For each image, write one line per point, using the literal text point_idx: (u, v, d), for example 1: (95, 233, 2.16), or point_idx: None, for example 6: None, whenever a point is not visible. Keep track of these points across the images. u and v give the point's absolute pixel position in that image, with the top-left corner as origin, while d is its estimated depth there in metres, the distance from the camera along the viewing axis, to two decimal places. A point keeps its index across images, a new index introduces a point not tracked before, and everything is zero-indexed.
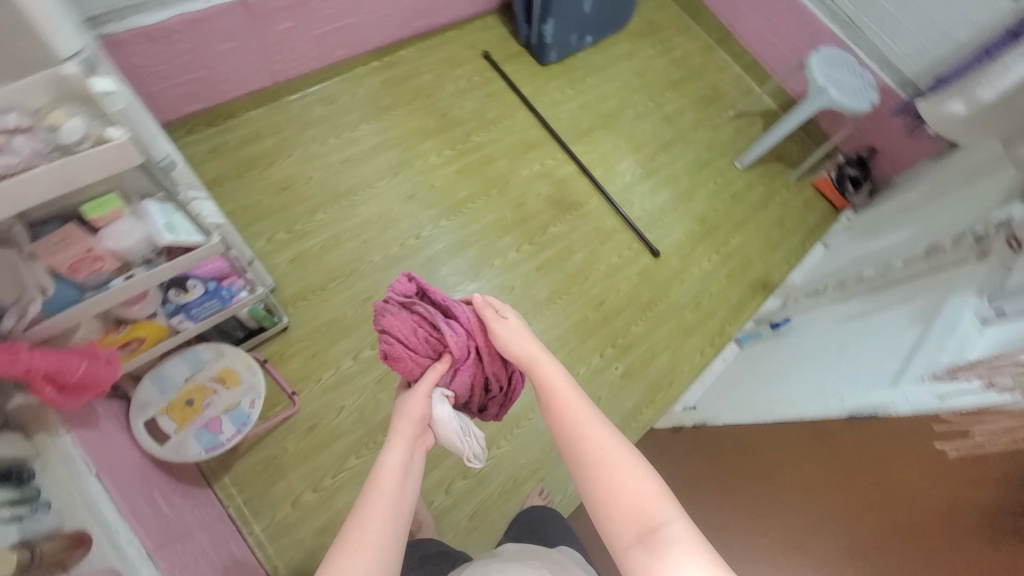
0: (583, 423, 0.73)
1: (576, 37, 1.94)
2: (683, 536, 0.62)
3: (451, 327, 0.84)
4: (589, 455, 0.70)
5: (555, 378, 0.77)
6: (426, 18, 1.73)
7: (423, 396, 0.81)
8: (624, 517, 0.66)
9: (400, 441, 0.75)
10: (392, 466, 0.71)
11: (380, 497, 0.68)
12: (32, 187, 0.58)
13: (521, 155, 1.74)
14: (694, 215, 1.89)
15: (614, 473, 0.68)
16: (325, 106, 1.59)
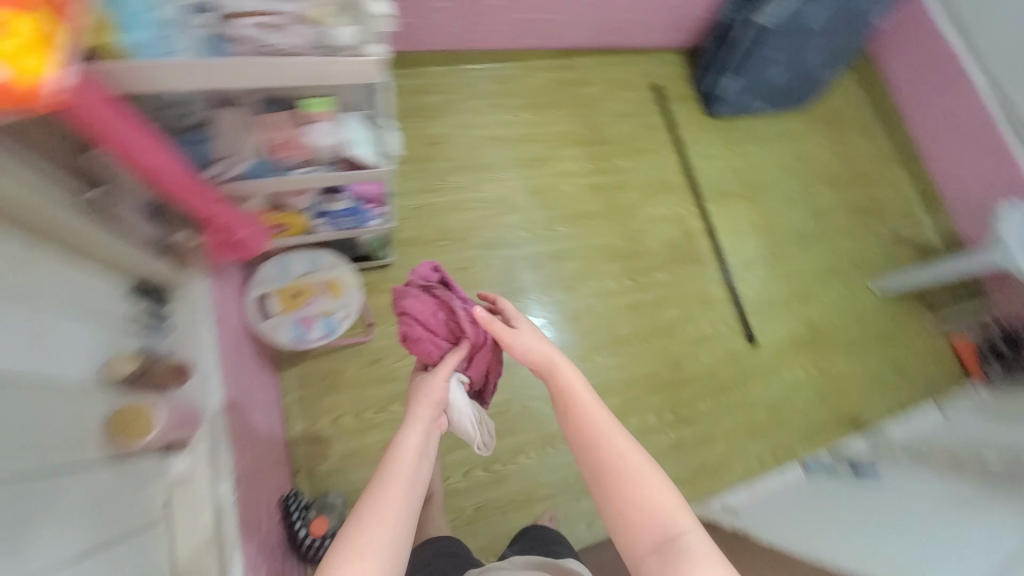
0: (603, 429, 0.70)
1: (754, 102, 1.87)
2: (699, 553, 0.61)
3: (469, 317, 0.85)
4: (608, 459, 0.68)
5: (573, 384, 0.74)
6: (618, 36, 1.74)
7: (440, 380, 0.79)
8: (642, 525, 0.64)
9: (418, 424, 0.73)
10: (408, 450, 0.68)
11: (396, 481, 0.65)
12: (283, 71, 0.54)
13: (655, 193, 1.71)
14: (806, 319, 1.76)
15: (635, 478, 0.66)
16: (494, 83, 1.65)
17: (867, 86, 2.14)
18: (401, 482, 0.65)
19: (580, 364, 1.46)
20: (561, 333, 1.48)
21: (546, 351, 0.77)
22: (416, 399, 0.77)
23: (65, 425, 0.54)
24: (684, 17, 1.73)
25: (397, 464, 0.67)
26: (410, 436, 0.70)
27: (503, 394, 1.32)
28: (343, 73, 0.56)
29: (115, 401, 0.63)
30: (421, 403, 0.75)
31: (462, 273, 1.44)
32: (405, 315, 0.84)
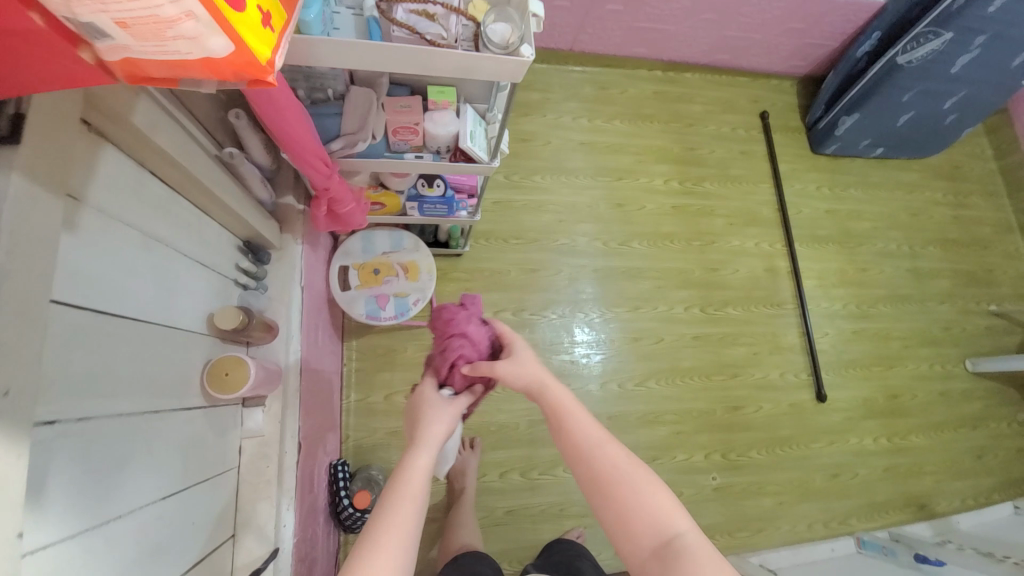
0: (594, 440, 0.64)
1: (868, 144, 1.73)
2: (699, 555, 0.56)
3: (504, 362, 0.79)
4: (600, 468, 0.62)
5: (560, 397, 0.69)
6: (732, 55, 1.65)
7: (452, 410, 0.70)
8: (641, 533, 0.59)
9: (431, 445, 0.64)
10: (420, 476, 0.60)
11: (408, 504, 0.58)
12: (432, 57, 0.51)
13: (741, 225, 1.62)
14: (886, 386, 1.61)
15: (629, 484, 0.61)
16: (594, 87, 1.62)
17: (999, 145, 1.93)
18: (413, 509, 0.58)
19: (633, 388, 1.41)
20: (620, 352, 1.43)
21: (538, 368, 0.72)
22: (424, 420, 0.68)
23: (178, 370, 0.56)
24: (809, 43, 1.61)
25: (407, 489, 0.59)
26: (420, 460, 0.62)
27: None
28: (488, 69, 0.53)
29: (215, 348, 0.66)
30: (435, 425, 0.66)
31: (531, 275, 1.42)
32: (461, 339, 0.75)
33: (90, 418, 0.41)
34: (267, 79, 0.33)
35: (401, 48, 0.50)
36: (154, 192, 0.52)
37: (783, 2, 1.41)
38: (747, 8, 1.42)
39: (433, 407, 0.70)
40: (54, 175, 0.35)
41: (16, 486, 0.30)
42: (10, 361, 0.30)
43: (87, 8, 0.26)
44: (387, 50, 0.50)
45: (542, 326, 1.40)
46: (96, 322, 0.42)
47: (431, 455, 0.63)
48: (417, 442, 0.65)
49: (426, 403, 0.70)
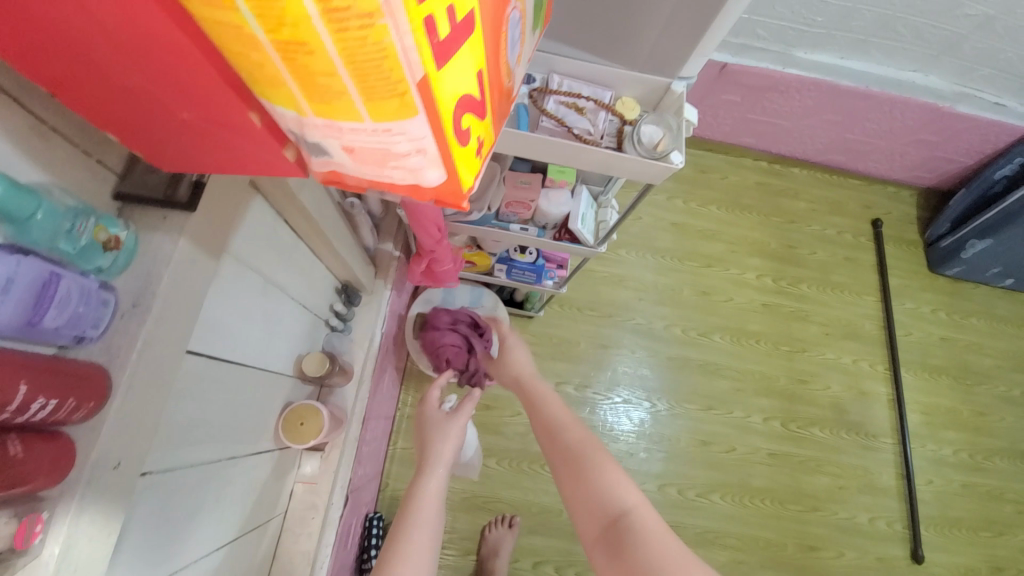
0: (560, 425, 0.64)
1: (997, 272, 1.55)
2: (648, 531, 0.50)
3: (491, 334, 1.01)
4: (560, 444, 0.61)
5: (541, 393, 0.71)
6: (849, 157, 1.56)
7: (458, 423, 0.69)
8: (594, 509, 0.54)
9: (441, 469, 0.62)
10: (434, 497, 0.58)
11: (423, 531, 0.54)
12: (577, 153, 0.50)
13: (838, 337, 1.48)
14: (1002, 561, 1.34)
15: (586, 461, 0.58)
16: (694, 170, 1.59)
17: None
18: (430, 544, 0.54)
19: (692, 498, 1.27)
20: (683, 453, 1.30)
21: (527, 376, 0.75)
22: (433, 440, 0.67)
23: (261, 412, 0.56)
24: (939, 158, 1.50)
25: (420, 510, 0.56)
26: (432, 483, 0.59)
27: None
28: (632, 169, 0.51)
29: (296, 389, 0.66)
30: (442, 444, 0.65)
31: (600, 350, 1.36)
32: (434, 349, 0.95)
33: (177, 468, 0.41)
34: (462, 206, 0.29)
35: (550, 142, 0.49)
36: (281, 240, 0.53)
37: (918, 114, 1.33)
38: (876, 114, 1.35)
39: (439, 426, 0.70)
40: (211, 237, 0.37)
41: (97, 570, 0.31)
42: (131, 434, 0.32)
43: (318, 130, 0.23)
44: (537, 142, 0.50)
45: (603, 406, 1.32)
46: (206, 370, 0.42)
47: (441, 477, 0.61)
48: (426, 464, 0.63)
49: (431, 422, 0.71)
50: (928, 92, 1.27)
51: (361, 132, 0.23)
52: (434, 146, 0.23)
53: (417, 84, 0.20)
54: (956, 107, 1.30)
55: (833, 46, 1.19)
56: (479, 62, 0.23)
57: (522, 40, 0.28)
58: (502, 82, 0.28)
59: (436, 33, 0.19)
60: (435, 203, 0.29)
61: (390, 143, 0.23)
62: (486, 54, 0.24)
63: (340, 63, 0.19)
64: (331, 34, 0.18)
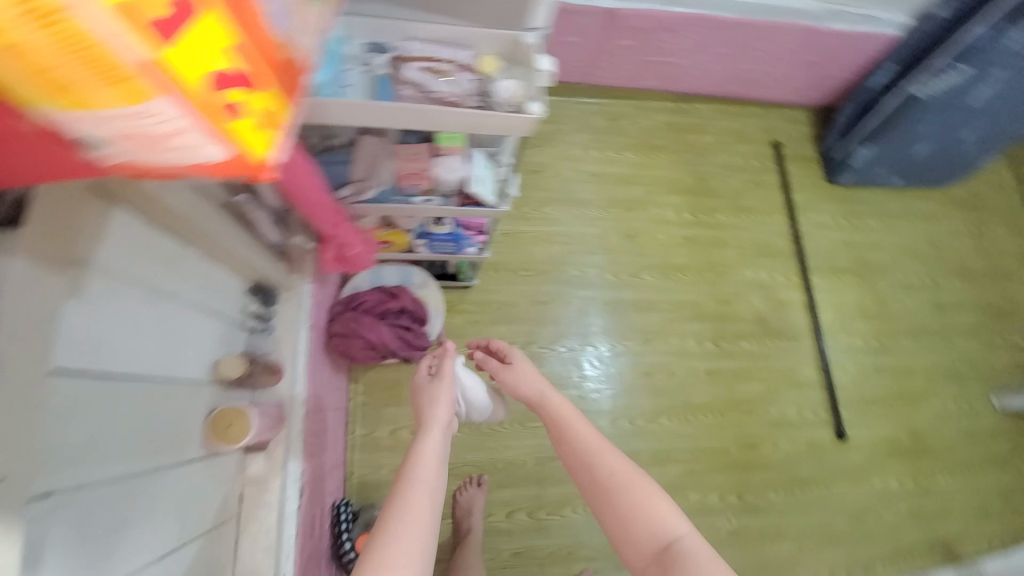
0: (592, 450, 0.70)
1: (885, 174, 1.71)
2: (697, 556, 0.59)
3: (417, 303, 1.05)
4: (599, 475, 0.68)
5: (564, 410, 0.76)
6: (744, 87, 1.65)
7: (447, 385, 0.77)
8: (641, 537, 0.63)
9: (436, 429, 0.70)
10: (433, 459, 0.65)
11: (421, 492, 0.60)
12: (443, 117, 0.52)
13: (755, 256, 1.60)
14: (910, 423, 1.55)
15: (627, 489, 0.66)
16: (604, 120, 1.64)
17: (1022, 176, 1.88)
18: (427, 499, 0.60)
19: (645, 424, 1.37)
20: (629, 387, 1.40)
21: (538, 388, 0.81)
22: (426, 404, 0.75)
23: (179, 419, 0.57)
24: (823, 76, 1.61)
25: (421, 473, 0.62)
26: (431, 444, 0.67)
27: None
28: (499, 126, 0.54)
29: (219, 395, 0.67)
30: (436, 407, 0.73)
31: (539, 307, 1.42)
32: (337, 340, 0.99)
33: (87, 483, 0.42)
34: (263, 176, 0.33)
35: (417, 113, 0.51)
36: (165, 247, 0.53)
37: (796, 38, 1.42)
38: (760, 41, 1.42)
39: (429, 390, 0.77)
40: (53, 250, 0.37)
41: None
42: (9, 450, 0.33)
43: (82, 124, 0.26)
44: (400, 110, 0.51)
45: (552, 359, 1.38)
46: (83, 385, 0.42)
47: (436, 441, 0.67)
48: (424, 428, 0.70)
49: (425, 391, 0.77)
50: (802, 14, 1.36)
51: (121, 116, 0.26)
52: (196, 120, 0.27)
53: (153, 68, 0.24)
54: (828, 27, 1.40)
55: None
56: (229, 41, 0.27)
57: (289, 12, 0.32)
58: (276, 54, 0.32)
59: (155, 16, 0.23)
60: (245, 176, 0.33)
61: (150, 123, 0.27)
62: (237, 33, 0.27)
63: (61, 52, 0.22)
64: (50, 38, 0.22)
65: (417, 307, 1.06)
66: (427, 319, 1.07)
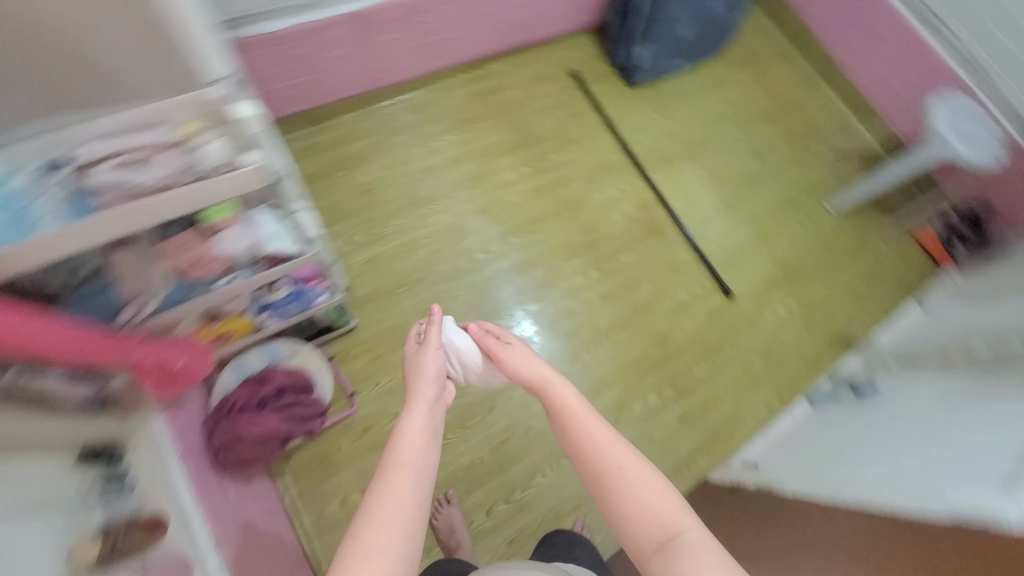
0: (597, 442, 0.73)
1: (672, 61, 1.88)
2: (701, 549, 0.63)
3: (292, 374, 1.02)
4: (600, 468, 0.71)
5: (567, 400, 0.79)
6: (522, 34, 1.73)
7: (432, 360, 0.87)
8: (642, 528, 0.67)
9: (421, 407, 0.80)
10: (415, 433, 0.75)
11: (403, 464, 0.70)
12: (175, 202, 0.68)
13: (598, 178, 1.73)
14: (775, 256, 1.77)
15: (630, 483, 0.69)
16: (413, 114, 1.64)
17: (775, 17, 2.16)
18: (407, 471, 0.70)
19: (571, 367, 1.46)
20: (542, 343, 1.48)
21: (540, 371, 0.85)
22: (414, 384, 0.84)
23: None
24: None
25: (407, 451, 0.72)
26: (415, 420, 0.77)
27: (501, 423, 1.33)
28: (228, 186, 0.70)
29: None
30: (423, 388, 0.83)
31: (430, 313, 1.42)
32: (224, 452, 0.95)
33: None
34: None
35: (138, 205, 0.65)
36: None
37: None
38: None
39: (418, 370, 0.86)
40: None
41: None
42: None
43: None
44: (131, 214, 0.65)
45: None
46: None
47: (419, 419, 0.77)
48: (411, 406, 0.80)
49: (415, 371, 0.86)
50: None
51: None
52: None
53: None
54: None
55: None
56: None
57: None
58: None
59: None
60: None
61: None
62: None
63: None
64: None
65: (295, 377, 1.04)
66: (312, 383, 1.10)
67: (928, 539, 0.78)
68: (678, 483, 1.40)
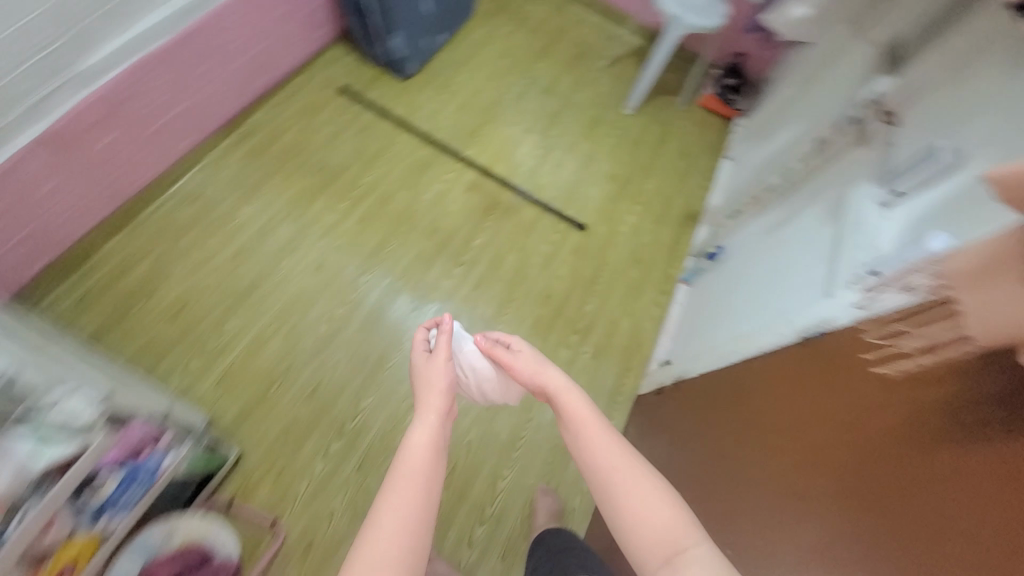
0: (608, 459, 0.71)
1: (431, 38, 1.85)
2: (710, 557, 0.60)
3: (176, 560, 0.99)
4: (609, 482, 0.70)
5: (581, 412, 0.77)
6: (267, 73, 1.59)
7: (445, 371, 0.81)
8: (647, 544, 0.64)
9: (429, 416, 0.74)
10: (422, 443, 0.69)
11: (407, 473, 0.65)
12: None
13: (417, 179, 1.68)
14: (605, 173, 1.88)
15: (641, 495, 0.67)
16: (192, 206, 1.46)
17: None
18: (415, 481, 0.65)
19: None
20: None
21: (552, 380, 0.82)
22: (421, 393, 0.78)
23: None
24: (309, 12, 1.62)
25: (414, 466, 0.66)
26: (422, 431, 0.71)
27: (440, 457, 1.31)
28: None
29: None
30: (432, 397, 0.76)
31: (317, 394, 1.31)
32: None
33: None
34: None
35: None
36: None
37: (244, 10, 1.37)
38: (221, 34, 1.35)
39: (428, 379, 0.80)
40: None
41: None
42: None
43: None
44: None
45: (374, 413, 1.32)
46: None
47: (427, 429, 0.71)
48: (418, 416, 0.74)
49: (423, 375, 0.81)
50: None
51: None
52: None
53: None
54: None
55: (108, 30, 1.11)
56: None
57: None
58: None
59: None
60: None
61: None
62: None
63: None
64: None
65: (178, 563, 0.99)
66: (212, 549, 1.03)
67: (783, 359, 0.89)
68: (620, 412, 1.47)
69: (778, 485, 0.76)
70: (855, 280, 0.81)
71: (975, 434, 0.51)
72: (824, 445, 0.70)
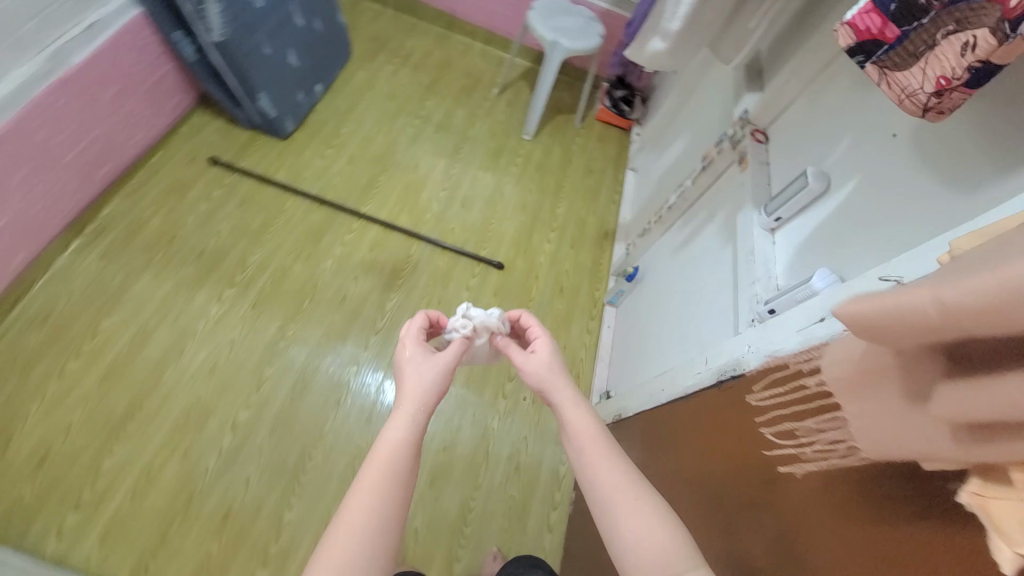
0: (612, 477, 0.59)
1: (304, 92, 1.72)
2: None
3: None
4: (607, 506, 0.57)
5: (584, 427, 0.63)
6: (114, 159, 1.40)
7: (443, 359, 0.65)
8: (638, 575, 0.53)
9: (412, 409, 0.58)
10: (394, 449, 0.54)
11: (368, 483, 0.52)
12: None
13: (314, 246, 1.55)
14: (515, 205, 1.84)
15: (643, 508, 0.56)
16: (41, 329, 1.25)
17: None
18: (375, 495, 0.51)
19: None
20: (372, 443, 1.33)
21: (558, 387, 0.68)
22: (406, 376, 0.62)
23: None
24: (154, 83, 1.44)
25: (383, 465, 0.53)
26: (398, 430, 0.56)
27: None
28: None
29: None
30: (419, 385, 0.61)
31: (230, 520, 1.15)
32: None
33: None
34: None
35: None
36: None
37: (61, 100, 1.18)
38: (42, 131, 1.15)
39: (422, 359, 0.64)
40: None
41: None
42: None
43: None
44: None
45: (301, 526, 1.17)
46: None
47: (405, 429, 0.56)
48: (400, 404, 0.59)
49: (413, 357, 0.65)
50: (35, 79, 1.11)
51: None
52: None
53: None
54: (74, 64, 1.19)
55: None
56: None
57: None
58: None
59: None
60: None
61: None
62: None
63: None
64: None
65: None
66: None
67: (706, 400, 0.87)
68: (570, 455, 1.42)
69: (731, 538, 0.70)
70: (756, 319, 0.80)
71: (888, 515, 0.48)
72: (765, 500, 0.66)
